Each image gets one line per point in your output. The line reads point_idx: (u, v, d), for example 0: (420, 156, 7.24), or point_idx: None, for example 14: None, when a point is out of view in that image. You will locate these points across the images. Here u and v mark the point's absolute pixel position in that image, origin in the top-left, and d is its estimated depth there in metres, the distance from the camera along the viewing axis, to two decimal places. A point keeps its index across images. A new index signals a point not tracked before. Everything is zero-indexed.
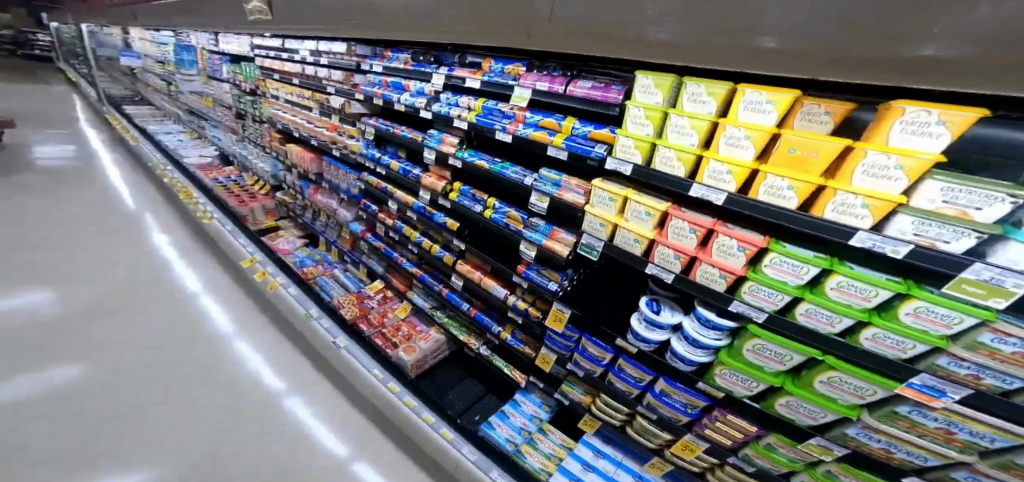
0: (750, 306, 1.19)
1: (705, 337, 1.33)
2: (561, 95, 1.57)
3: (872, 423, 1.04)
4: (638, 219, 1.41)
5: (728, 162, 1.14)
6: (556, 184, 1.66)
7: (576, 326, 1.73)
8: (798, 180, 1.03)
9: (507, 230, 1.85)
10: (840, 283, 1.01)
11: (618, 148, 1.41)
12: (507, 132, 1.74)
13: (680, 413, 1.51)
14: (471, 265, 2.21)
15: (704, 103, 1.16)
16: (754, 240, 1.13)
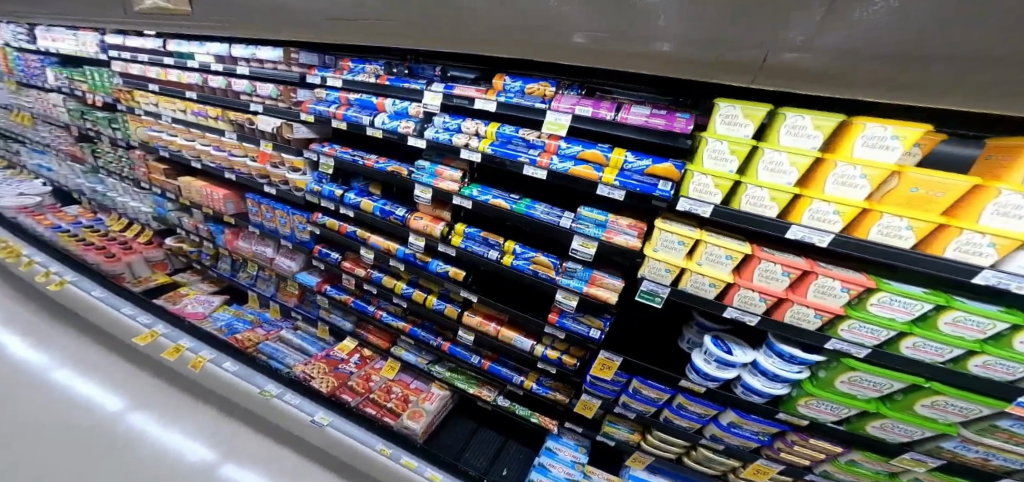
0: (850, 342, 1.37)
1: (789, 372, 1.47)
2: (609, 124, 1.55)
3: (972, 437, 1.31)
4: (715, 263, 1.49)
5: (837, 202, 1.29)
6: (601, 227, 1.68)
7: (629, 371, 1.74)
8: (918, 220, 1.22)
9: (539, 278, 1.83)
10: (958, 318, 1.21)
11: (692, 188, 1.48)
12: (540, 167, 1.69)
13: (749, 440, 1.63)
14: (481, 316, 2.07)
15: (811, 137, 1.27)
16: (857, 279, 1.29)
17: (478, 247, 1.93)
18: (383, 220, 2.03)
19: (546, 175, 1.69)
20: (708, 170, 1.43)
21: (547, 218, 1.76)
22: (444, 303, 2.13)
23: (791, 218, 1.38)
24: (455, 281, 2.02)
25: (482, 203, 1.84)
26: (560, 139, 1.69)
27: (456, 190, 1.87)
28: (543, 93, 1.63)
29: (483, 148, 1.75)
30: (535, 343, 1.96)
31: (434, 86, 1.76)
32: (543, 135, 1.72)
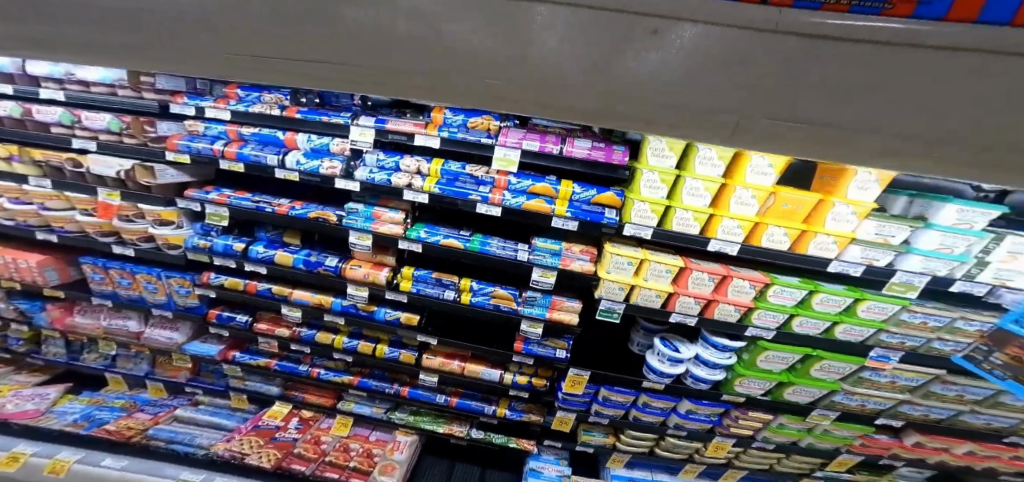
0: (760, 328, 1.67)
1: (723, 359, 1.75)
2: (557, 158, 1.50)
3: (852, 389, 1.74)
4: (657, 277, 1.65)
5: (738, 218, 1.50)
6: (556, 255, 1.68)
7: (595, 382, 1.92)
8: (789, 228, 1.50)
9: (501, 311, 1.79)
10: (823, 298, 1.59)
11: (633, 214, 1.55)
12: (494, 205, 1.57)
13: (704, 422, 1.92)
14: (441, 355, 2.04)
15: (716, 166, 1.44)
16: (758, 277, 1.60)
17: (431, 288, 1.83)
18: (308, 273, 1.84)
19: (502, 212, 1.58)
20: (645, 197, 1.52)
21: (502, 253, 1.69)
22: (398, 350, 2.05)
23: (707, 234, 1.56)
24: (410, 326, 1.95)
25: (432, 245, 1.70)
26: (508, 174, 1.59)
27: (399, 233, 1.71)
28: (487, 127, 1.52)
29: (429, 188, 1.57)
30: (502, 371, 2.01)
31: (363, 121, 1.55)
32: (491, 171, 1.60)
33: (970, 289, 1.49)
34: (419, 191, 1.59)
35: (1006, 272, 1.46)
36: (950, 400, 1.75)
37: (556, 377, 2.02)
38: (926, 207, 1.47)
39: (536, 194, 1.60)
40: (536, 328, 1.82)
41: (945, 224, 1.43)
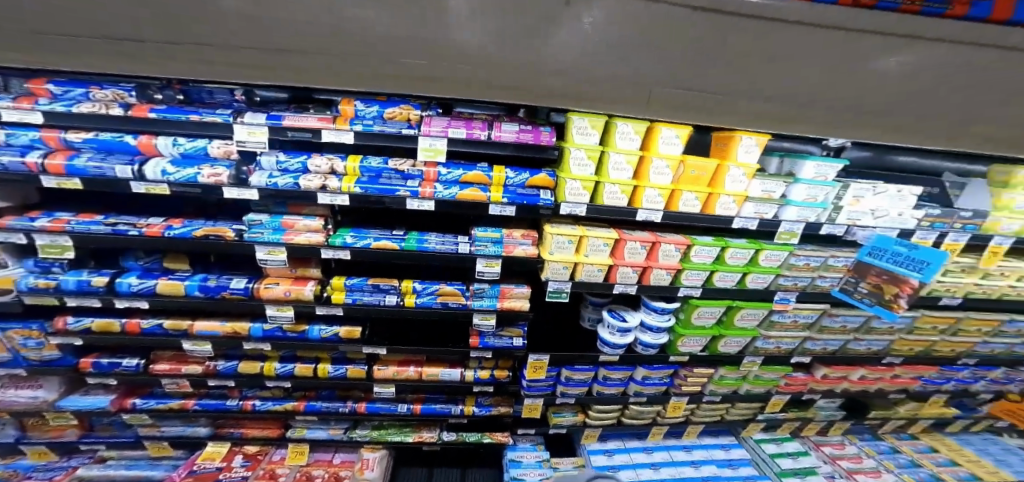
0: (688, 287, 1.75)
1: (664, 321, 1.84)
2: (486, 144, 1.31)
3: (768, 334, 1.97)
4: (596, 252, 1.62)
5: (658, 187, 1.50)
6: (499, 243, 1.53)
7: (555, 364, 1.97)
8: (698, 192, 1.54)
9: (448, 309, 1.64)
10: (733, 252, 1.69)
11: (567, 193, 1.45)
12: (426, 199, 1.33)
13: (659, 386, 2.13)
14: (394, 363, 1.90)
15: (633, 139, 1.42)
16: (680, 240, 1.65)
17: (369, 297, 1.56)
18: (207, 300, 1.48)
19: (436, 206, 1.34)
20: (576, 175, 1.42)
21: (445, 248, 1.48)
22: (345, 366, 1.84)
23: (634, 205, 1.54)
24: (349, 342, 1.70)
25: (361, 249, 1.41)
26: (438, 165, 1.36)
27: (322, 241, 1.39)
28: (405, 117, 1.28)
29: (348, 187, 1.28)
30: (463, 369, 1.93)
31: (251, 117, 1.22)
32: (419, 164, 1.35)
33: (833, 231, 1.69)
34: (336, 192, 1.30)
35: (854, 213, 1.67)
36: (839, 331, 2.06)
37: (517, 366, 2.05)
38: (793, 166, 1.63)
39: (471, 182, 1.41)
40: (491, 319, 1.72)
41: (808, 177, 1.59)
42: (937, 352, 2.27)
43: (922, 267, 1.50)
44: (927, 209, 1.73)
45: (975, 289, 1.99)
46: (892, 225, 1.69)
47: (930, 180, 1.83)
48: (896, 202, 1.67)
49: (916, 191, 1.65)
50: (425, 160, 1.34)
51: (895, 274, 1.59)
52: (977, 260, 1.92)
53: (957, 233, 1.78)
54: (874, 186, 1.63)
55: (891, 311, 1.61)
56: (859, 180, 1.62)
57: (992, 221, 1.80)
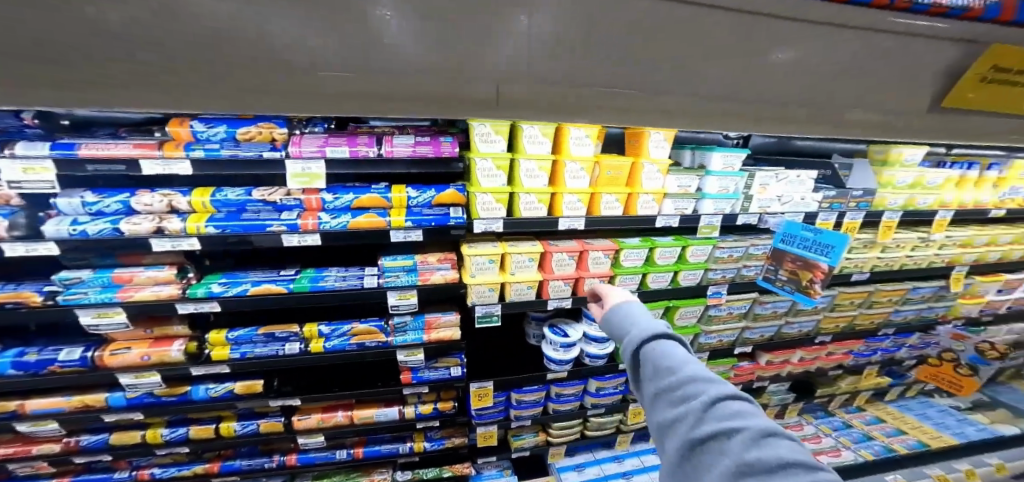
0: (624, 293, 1.69)
1: (606, 331, 1.77)
2: (376, 162, 1.22)
3: (706, 328, 1.97)
4: (522, 268, 1.53)
5: (576, 192, 1.45)
6: (412, 271, 1.42)
7: (501, 389, 1.83)
8: (618, 193, 1.51)
9: (367, 349, 1.49)
10: (661, 252, 1.68)
11: (479, 209, 1.37)
12: (308, 232, 1.18)
13: (615, 395, 2.03)
14: (319, 411, 1.67)
15: (542, 143, 1.36)
16: (610, 245, 1.58)
17: (264, 348, 1.36)
18: (29, 378, 1.24)
19: (322, 239, 1.20)
20: (487, 188, 1.35)
21: (348, 285, 1.34)
22: (254, 422, 1.60)
23: (554, 213, 1.48)
24: (251, 397, 1.48)
25: (230, 298, 1.22)
26: (321, 192, 1.22)
27: (177, 294, 1.19)
28: (265, 139, 1.12)
29: (196, 228, 1.09)
30: (401, 406, 1.77)
31: (31, 149, 0.99)
32: (296, 192, 1.19)
33: (748, 220, 1.74)
34: (180, 236, 1.10)
35: (764, 201, 1.74)
36: (771, 317, 2.12)
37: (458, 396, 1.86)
38: (703, 158, 1.64)
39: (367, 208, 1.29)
40: (417, 354, 1.58)
41: (718, 169, 1.61)
42: (859, 326, 2.40)
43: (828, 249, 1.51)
44: (825, 191, 1.84)
45: (879, 262, 2.13)
46: (797, 209, 1.79)
47: (820, 163, 1.93)
48: (796, 187, 1.76)
49: (813, 175, 1.75)
50: (293, 189, 1.17)
51: (807, 258, 1.60)
52: (874, 235, 2.07)
53: (853, 211, 1.90)
54: (777, 174, 1.71)
55: (808, 296, 1.60)
56: (763, 170, 1.69)
57: (880, 197, 1.94)
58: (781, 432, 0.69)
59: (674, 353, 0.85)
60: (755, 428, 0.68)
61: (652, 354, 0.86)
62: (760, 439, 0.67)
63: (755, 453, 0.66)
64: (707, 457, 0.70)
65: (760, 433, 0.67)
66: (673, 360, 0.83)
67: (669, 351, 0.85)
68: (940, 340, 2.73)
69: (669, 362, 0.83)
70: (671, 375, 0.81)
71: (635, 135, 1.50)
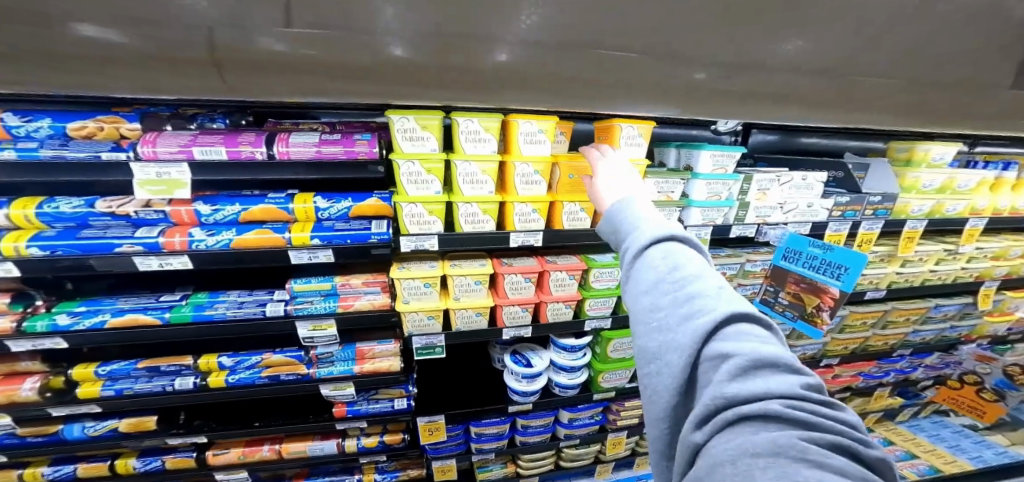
0: (596, 318, 1.43)
1: (577, 360, 1.51)
2: (265, 166, 0.97)
3: None
4: (468, 292, 1.27)
5: (531, 201, 1.18)
6: (331, 296, 1.17)
7: (455, 422, 1.53)
8: (584, 201, 1.23)
9: (282, 384, 1.24)
10: None
11: (407, 223, 1.11)
12: (175, 253, 0.94)
13: (591, 425, 1.75)
14: (241, 444, 1.39)
15: (484, 140, 1.09)
16: (577, 265, 1.31)
17: (147, 385, 1.12)
18: None
19: (193, 261, 0.96)
20: (415, 197, 1.09)
21: (245, 314, 1.09)
22: (159, 457, 1.33)
23: (506, 226, 1.22)
24: (144, 435, 1.22)
25: (80, 333, 1.00)
26: (196, 202, 0.98)
27: (10, 329, 0.98)
28: (106, 136, 0.91)
29: (12, 250, 0.87)
30: (341, 439, 1.49)
31: None
32: (159, 203, 0.95)
33: (743, 232, 1.47)
34: None
35: (763, 209, 1.47)
36: None
37: (410, 427, 1.56)
38: (689, 158, 1.36)
39: (262, 221, 1.03)
40: (345, 388, 1.32)
41: (707, 172, 1.34)
42: (870, 347, 2.13)
43: (840, 274, 1.29)
44: (836, 196, 1.55)
45: (897, 278, 1.87)
46: (802, 220, 1.52)
47: (832, 163, 1.64)
48: (802, 192, 1.49)
49: (821, 178, 1.48)
50: (148, 198, 0.94)
51: (813, 282, 1.37)
52: (892, 247, 1.79)
53: (870, 220, 1.62)
54: (778, 176, 1.43)
55: (815, 327, 1.39)
56: (762, 172, 1.41)
57: (901, 204, 1.65)
58: (767, 356, 0.62)
59: (670, 267, 0.77)
60: (736, 355, 0.63)
61: (646, 268, 0.80)
62: (738, 367, 0.62)
63: (728, 384, 0.61)
64: (681, 381, 0.67)
65: (740, 363, 0.62)
66: (666, 275, 0.76)
67: (666, 264, 0.77)
68: (962, 360, 2.46)
69: (662, 277, 0.76)
70: (663, 292, 0.75)
71: (615, 127, 1.18)
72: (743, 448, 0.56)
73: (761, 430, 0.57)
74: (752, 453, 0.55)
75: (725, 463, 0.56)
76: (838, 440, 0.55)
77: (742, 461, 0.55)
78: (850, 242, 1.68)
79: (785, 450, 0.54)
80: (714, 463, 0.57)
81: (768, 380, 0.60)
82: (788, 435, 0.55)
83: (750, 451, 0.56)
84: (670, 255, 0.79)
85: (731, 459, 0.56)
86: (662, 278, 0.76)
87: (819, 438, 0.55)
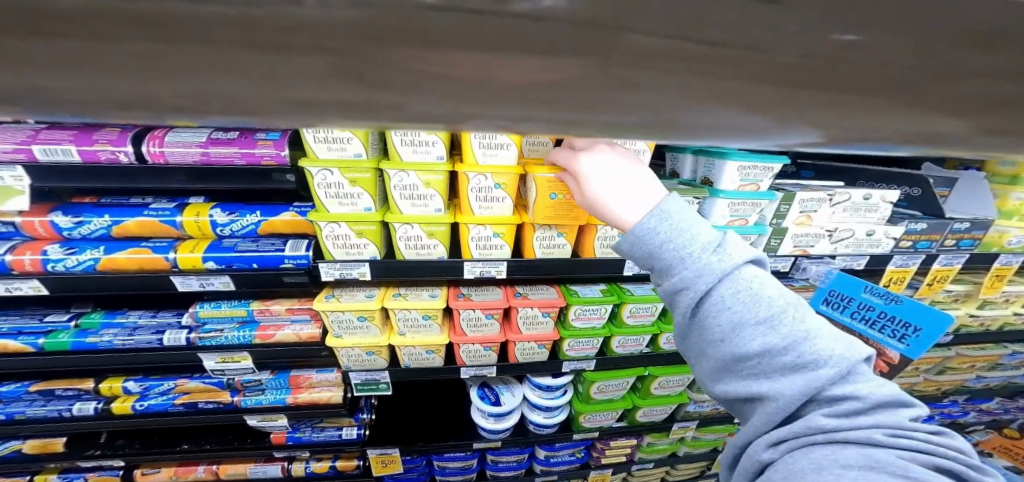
0: (578, 359, 1.20)
1: (554, 400, 1.30)
2: (131, 171, 0.75)
3: (698, 397, 1.43)
4: (416, 327, 1.04)
5: (491, 223, 0.91)
6: (248, 324, 0.98)
7: (413, 455, 1.35)
8: (563, 225, 0.95)
9: (200, 413, 1.08)
10: (633, 310, 1.13)
11: (330, 247, 0.88)
12: (27, 275, 0.78)
13: (572, 462, 1.55)
14: (175, 463, 1.24)
15: (428, 144, 0.81)
16: (553, 301, 1.05)
17: (41, 410, 1.00)
18: None
19: (47, 286, 0.79)
20: (335, 215, 0.84)
21: (137, 343, 0.92)
22: (81, 475, 1.17)
23: (462, 253, 0.97)
24: (52, 457, 1.12)
25: None
26: (54, 212, 0.79)
27: None
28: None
29: None
30: (287, 463, 1.30)
31: None
32: (7, 213, 0.78)
33: (774, 265, 1.17)
34: None
35: (803, 237, 1.16)
36: None
37: (366, 454, 1.36)
38: (709, 169, 1.05)
39: (144, 237, 0.83)
40: (276, 419, 1.15)
41: (731, 190, 1.02)
42: (917, 393, 1.82)
43: (905, 335, 0.97)
44: (909, 223, 1.20)
45: (970, 321, 1.53)
46: (858, 252, 1.20)
47: (910, 177, 1.24)
48: (861, 215, 1.15)
49: (890, 198, 1.13)
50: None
51: (863, 338, 1.04)
52: (971, 286, 1.45)
53: (951, 254, 1.27)
54: (831, 197, 1.10)
55: None
56: (807, 190, 1.09)
57: (995, 234, 1.29)
58: (878, 382, 0.46)
59: (758, 298, 0.51)
60: (851, 387, 0.45)
61: (720, 305, 0.52)
62: (854, 403, 0.44)
63: (827, 412, 0.45)
64: (767, 421, 0.48)
65: (860, 401, 0.45)
66: (755, 311, 0.50)
67: (748, 295, 0.51)
68: None
69: (748, 312, 0.50)
70: (752, 332, 0.50)
71: None
72: (832, 459, 0.42)
73: (854, 445, 0.43)
74: (843, 468, 0.41)
75: (805, 474, 0.42)
76: (960, 468, 0.41)
77: (829, 475, 0.41)
78: (920, 278, 1.36)
79: (883, 464, 0.40)
80: (790, 475, 0.43)
81: (882, 413, 0.45)
82: (887, 450, 0.42)
83: (839, 461, 0.42)
84: (753, 281, 0.52)
85: (812, 470, 0.42)
86: (747, 313, 0.50)
87: (934, 464, 0.41)
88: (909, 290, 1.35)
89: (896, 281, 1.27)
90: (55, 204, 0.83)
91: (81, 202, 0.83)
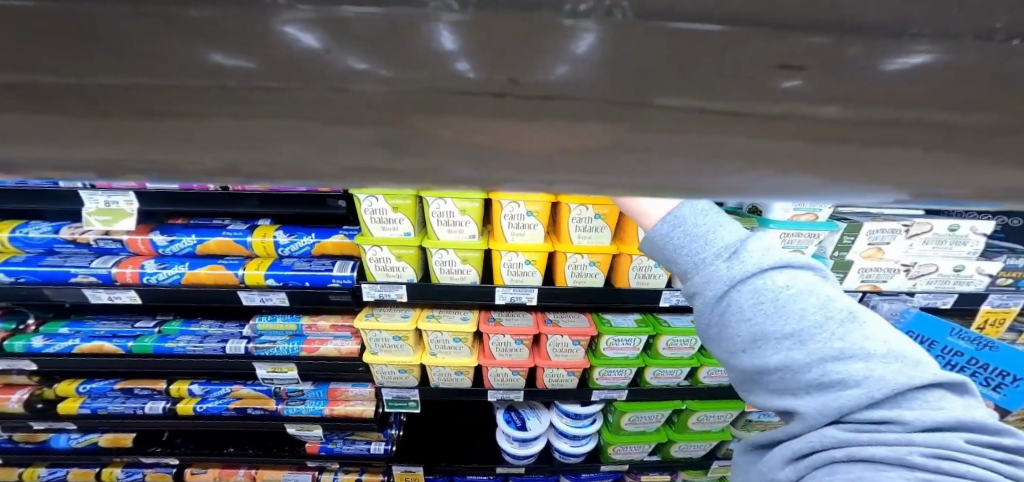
0: (609, 388, 1.17)
1: (583, 429, 1.27)
2: (211, 196, 0.86)
3: (739, 434, 1.34)
4: (448, 349, 1.06)
5: (523, 250, 0.92)
6: (298, 338, 1.05)
7: (439, 475, 1.35)
8: (597, 255, 0.94)
9: (247, 418, 1.15)
10: (669, 342, 1.10)
11: (372, 269, 0.92)
12: (126, 286, 0.89)
13: None
14: (219, 465, 1.31)
15: None
16: (584, 331, 1.05)
17: (120, 406, 1.11)
18: None
19: (142, 296, 0.89)
20: (378, 240, 0.88)
21: (205, 350, 1.01)
22: (141, 471, 1.28)
23: (494, 278, 0.99)
24: (122, 451, 1.23)
25: (50, 357, 0.98)
26: (154, 232, 0.90)
27: None
28: None
29: None
30: (318, 472, 1.32)
31: None
32: (118, 232, 0.89)
33: None
34: None
35: (873, 271, 1.07)
36: None
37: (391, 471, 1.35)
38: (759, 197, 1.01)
39: (222, 255, 0.93)
40: (313, 428, 1.20)
41: (783, 219, 0.98)
42: None
43: (1000, 383, 0.79)
44: (1007, 258, 1.08)
45: None
46: (943, 290, 1.10)
47: None
48: (945, 249, 1.05)
49: (985, 230, 1.02)
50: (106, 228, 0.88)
51: None
52: None
53: None
54: (907, 228, 1.02)
55: None
56: (876, 220, 1.01)
57: None
58: (944, 415, 0.36)
59: (785, 309, 0.42)
60: (892, 410, 0.36)
61: (739, 316, 0.44)
62: (890, 426, 0.36)
63: (848, 426, 0.37)
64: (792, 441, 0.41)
65: (896, 423, 0.36)
66: (775, 324, 0.42)
67: (773, 306, 0.43)
68: None
69: (771, 324, 0.42)
70: (775, 347, 0.42)
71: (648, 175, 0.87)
72: None
73: (883, 467, 0.35)
74: None
75: None
76: None
77: None
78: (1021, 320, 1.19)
79: None
80: None
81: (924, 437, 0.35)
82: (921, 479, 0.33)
83: None
84: (783, 289, 0.43)
85: None
86: (771, 325, 0.42)
87: None
88: (1005, 333, 1.18)
89: (993, 323, 1.15)
90: (153, 224, 0.94)
91: (174, 223, 0.94)
